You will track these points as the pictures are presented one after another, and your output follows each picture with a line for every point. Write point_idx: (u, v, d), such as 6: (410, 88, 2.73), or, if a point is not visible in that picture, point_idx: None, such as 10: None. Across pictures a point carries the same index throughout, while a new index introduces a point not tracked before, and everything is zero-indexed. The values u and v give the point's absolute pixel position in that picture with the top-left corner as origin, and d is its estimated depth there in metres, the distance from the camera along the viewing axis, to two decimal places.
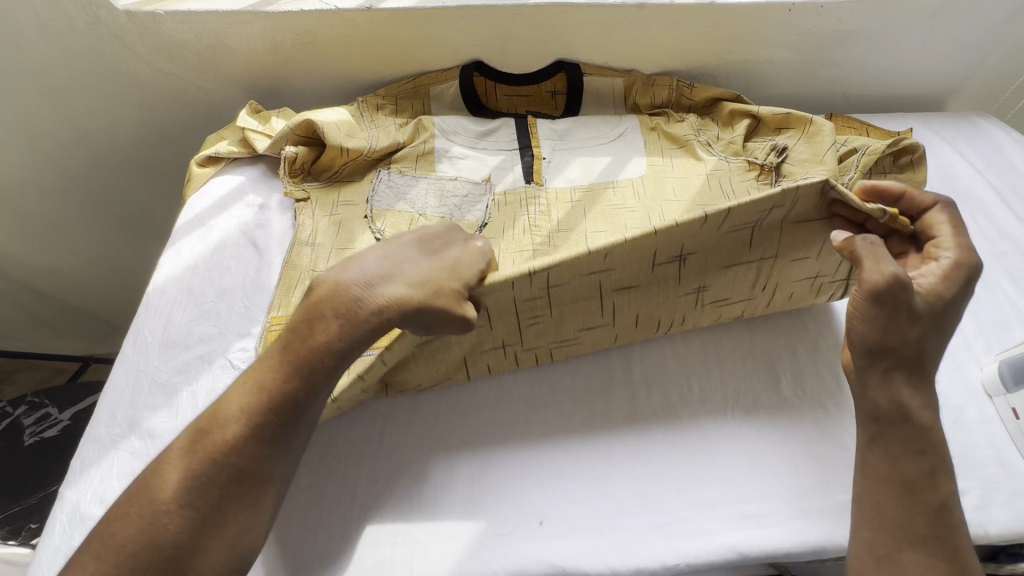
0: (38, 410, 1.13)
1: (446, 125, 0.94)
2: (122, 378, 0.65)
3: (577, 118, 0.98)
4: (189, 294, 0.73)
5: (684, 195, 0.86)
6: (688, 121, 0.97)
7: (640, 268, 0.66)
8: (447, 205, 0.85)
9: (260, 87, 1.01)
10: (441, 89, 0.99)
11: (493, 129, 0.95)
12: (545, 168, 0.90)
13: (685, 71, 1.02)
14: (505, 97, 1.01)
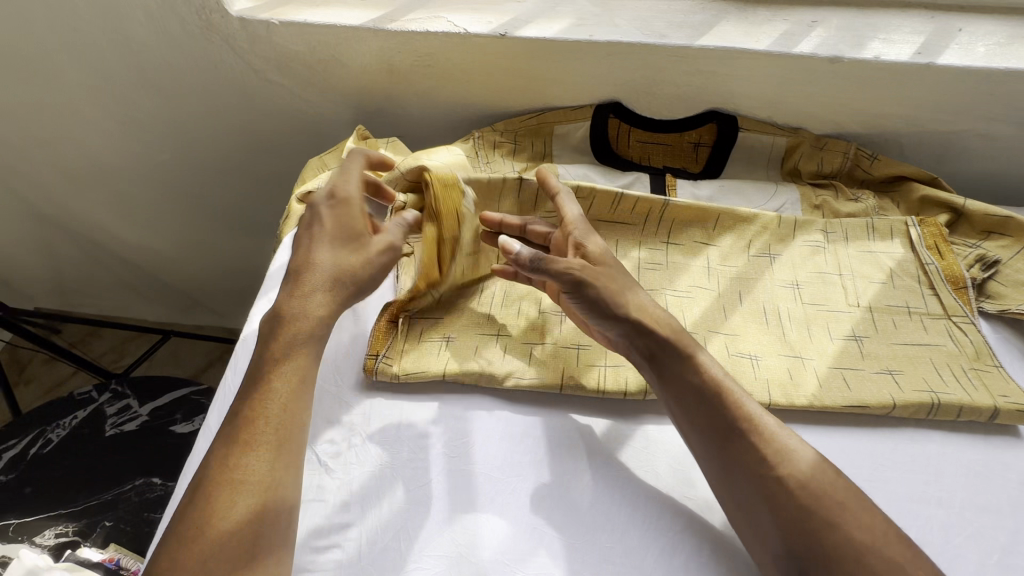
0: (121, 400, 1.14)
1: (571, 177, 0.82)
2: (203, 457, 0.60)
3: (725, 183, 0.83)
4: None
5: (853, 306, 0.71)
6: (865, 202, 0.80)
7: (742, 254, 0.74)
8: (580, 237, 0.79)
9: (368, 106, 0.92)
10: (568, 128, 0.86)
11: (627, 186, 0.83)
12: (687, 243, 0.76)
13: (866, 136, 0.84)
14: (639, 143, 0.86)
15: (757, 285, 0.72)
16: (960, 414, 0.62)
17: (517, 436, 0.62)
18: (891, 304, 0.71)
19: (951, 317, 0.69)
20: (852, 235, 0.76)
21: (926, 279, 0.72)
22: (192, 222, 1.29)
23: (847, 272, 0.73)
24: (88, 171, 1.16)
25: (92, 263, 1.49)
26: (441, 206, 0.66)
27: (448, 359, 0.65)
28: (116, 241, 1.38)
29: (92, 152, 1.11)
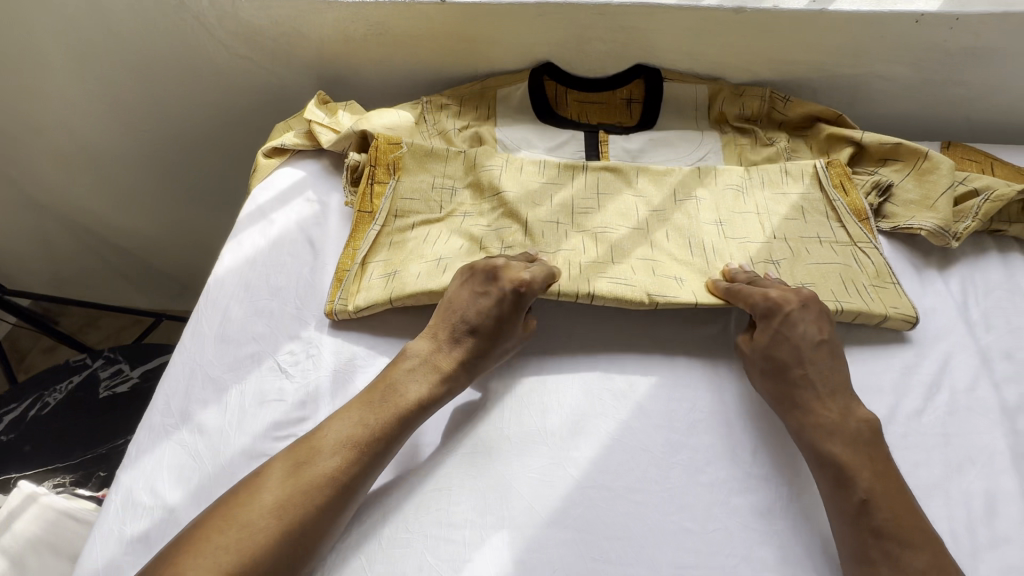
0: (112, 365, 1.22)
1: (511, 136, 0.91)
2: (178, 368, 0.67)
3: (653, 137, 0.90)
4: (246, 288, 0.74)
5: (770, 240, 0.76)
6: (777, 146, 0.88)
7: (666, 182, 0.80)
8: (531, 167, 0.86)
9: (330, 75, 1.00)
10: (510, 92, 0.94)
11: (562, 143, 0.90)
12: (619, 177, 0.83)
13: (781, 82, 0.92)
14: (574, 103, 0.95)
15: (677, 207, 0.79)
16: (858, 319, 0.68)
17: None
18: (805, 236, 0.77)
19: (858, 244, 0.76)
20: (767, 180, 0.81)
21: (834, 214, 0.78)
22: (179, 203, 1.38)
23: (764, 211, 0.79)
24: (80, 156, 1.25)
25: (84, 253, 1.56)
26: (379, 155, 0.81)
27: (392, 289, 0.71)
28: (109, 226, 1.47)
29: (83, 136, 1.20)
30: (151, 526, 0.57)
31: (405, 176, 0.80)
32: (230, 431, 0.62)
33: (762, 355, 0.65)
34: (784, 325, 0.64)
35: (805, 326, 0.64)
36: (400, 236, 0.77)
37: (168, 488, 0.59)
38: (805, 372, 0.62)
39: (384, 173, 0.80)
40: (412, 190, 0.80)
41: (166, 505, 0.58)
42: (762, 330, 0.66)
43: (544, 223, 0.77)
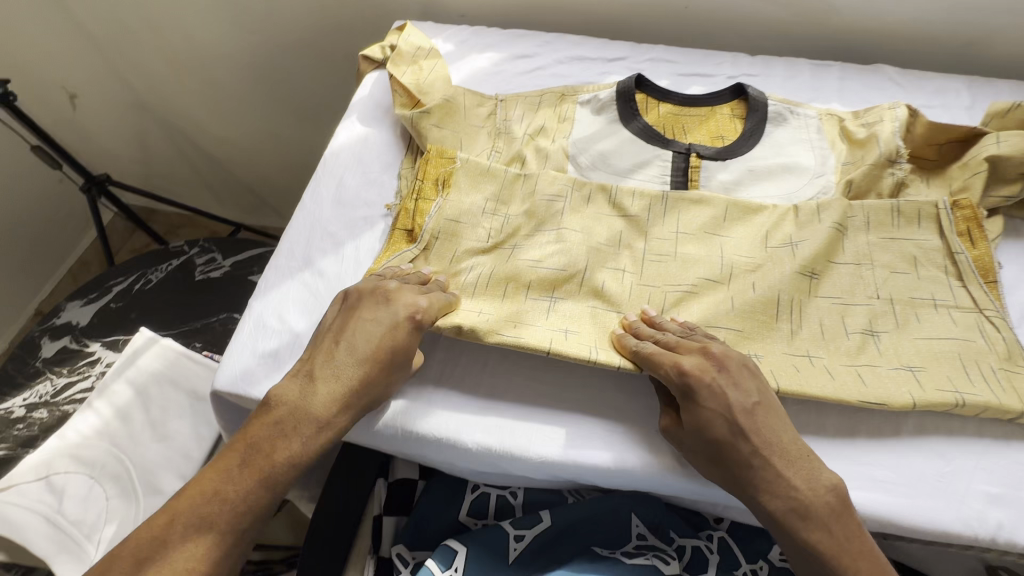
0: (207, 254, 1.31)
1: (592, 139, 0.79)
2: (300, 222, 0.74)
3: (753, 166, 0.76)
4: (359, 161, 0.80)
5: (872, 297, 0.66)
6: (892, 142, 0.74)
7: (744, 126, 0.80)
8: (610, 171, 0.77)
9: None
10: (591, 96, 0.84)
11: (643, 163, 0.77)
12: (701, 168, 0.76)
13: (897, 16, 0.88)
14: (668, 114, 0.83)
15: (750, 147, 0.78)
16: (985, 415, 0.58)
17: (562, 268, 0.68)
18: (915, 293, 0.66)
19: (982, 311, 0.64)
20: (874, 221, 0.69)
21: (954, 269, 0.67)
22: (268, 114, 1.45)
23: (866, 262, 0.68)
24: (187, 57, 1.33)
25: (176, 160, 1.67)
26: (430, 172, 0.74)
27: (498, 201, 0.72)
28: (201, 133, 1.55)
29: (193, 35, 1.27)
30: (280, 345, 0.64)
31: (452, 195, 0.72)
32: (348, 278, 0.69)
33: (695, 440, 0.56)
34: (711, 403, 0.55)
35: (731, 395, 0.56)
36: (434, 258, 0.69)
37: (294, 317, 0.66)
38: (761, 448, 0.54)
39: (432, 188, 0.73)
40: (474, 201, 0.72)
41: (292, 330, 0.65)
42: (688, 414, 0.56)
43: (609, 270, 0.69)
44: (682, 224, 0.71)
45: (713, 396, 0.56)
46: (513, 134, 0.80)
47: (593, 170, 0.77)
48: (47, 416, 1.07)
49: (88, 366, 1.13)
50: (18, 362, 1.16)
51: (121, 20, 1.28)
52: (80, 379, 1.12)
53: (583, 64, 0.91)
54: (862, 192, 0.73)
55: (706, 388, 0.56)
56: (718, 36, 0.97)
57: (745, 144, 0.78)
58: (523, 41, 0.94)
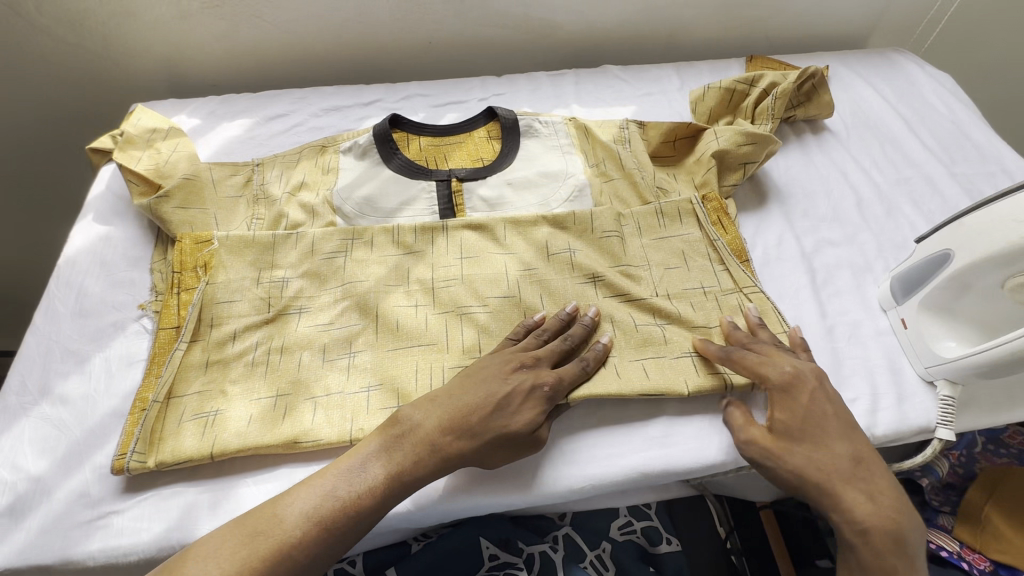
0: None
1: (355, 185, 0.80)
2: (32, 348, 0.65)
3: (511, 179, 0.81)
4: (101, 263, 0.72)
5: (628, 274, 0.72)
6: (642, 154, 0.84)
7: (500, 144, 0.86)
8: (381, 214, 0.78)
9: (171, 59, 0.98)
10: (350, 143, 0.84)
11: (410, 199, 0.79)
12: (465, 192, 0.80)
13: (608, 23, 1.01)
14: (430, 146, 0.86)
15: (508, 163, 0.83)
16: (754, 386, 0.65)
17: (348, 322, 0.68)
18: (685, 285, 0.73)
19: (743, 289, 0.72)
20: (644, 225, 0.77)
21: (716, 256, 0.75)
22: None
23: (643, 263, 0.75)
24: None
25: None
26: (189, 261, 0.70)
27: (261, 268, 0.70)
28: None
29: None
30: (15, 497, 0.55)
31: (218, 279, 0.68)
32: (98, 396, 0.61)
33: (785, 442, 0.58)
34: (812, 406, 0.58)
35: (820, 404, 0.59)
36: (208, 345, 0.64)
37: (31, 460, 0.57)
38: (836, 458, 0.56)
39: (193, 277, 0.69)
40: (246, 278, 0.69)
41: (29, 476, 0.56)
42: (780, 413, 0.59)
43: (388, 310, 0.69)
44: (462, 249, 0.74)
45: (814, 397, 0.58)
46: (272, 196, 0.78)
47: (364, 217, 0.77)
48: None
49: None
50: None
51: None
52: None
53: (340, 112, 0.92)
54: (628, 201, 0.81)
55: (809, 386, 0.59)
56: (468, 62, 1.04)
57: (503, 162, 0.83)
58: (277, 100, 0.93)
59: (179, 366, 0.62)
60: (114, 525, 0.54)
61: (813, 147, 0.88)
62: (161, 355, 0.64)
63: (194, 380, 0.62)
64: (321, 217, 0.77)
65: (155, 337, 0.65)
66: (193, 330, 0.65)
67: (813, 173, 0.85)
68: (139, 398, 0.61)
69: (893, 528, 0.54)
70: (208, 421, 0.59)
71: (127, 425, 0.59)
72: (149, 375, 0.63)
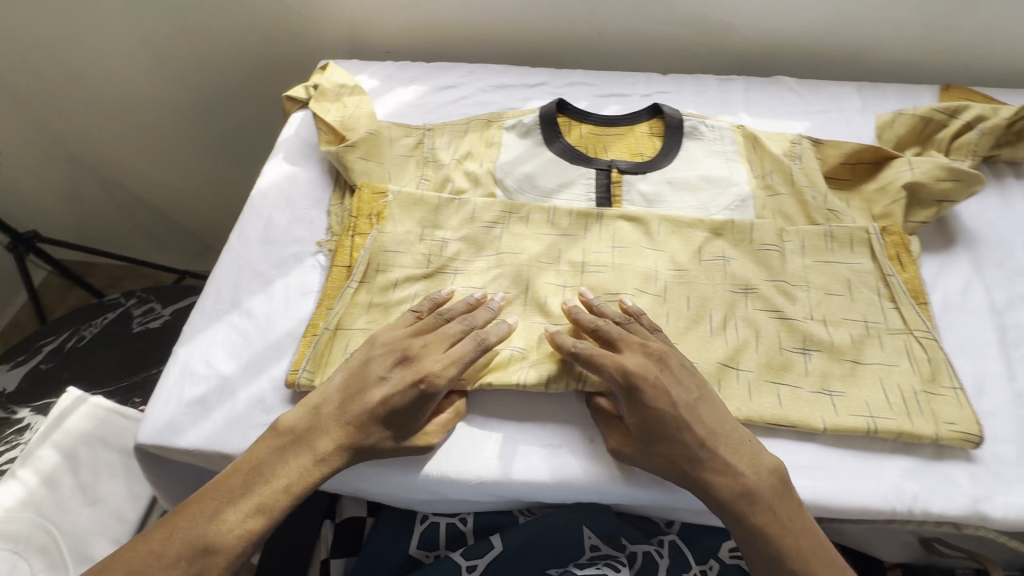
0: (145, 304, 1.27)
1: (517, 162, 0.82)
2: (227, 263, 0.73)
3: (671, 179, 0.80)
4: (287, 199, 0.80)
5: (790, 294, 0.69)
6: (816, 172, 0.79)
7: (662, 142, 0.85)
8: (538, 194, 0.80)
9: (358, 23, 1.05)
10: (515, 121, 0.87)
11: (569, 183, 0.80)
12: (624, 184, 0.79)
13: (790, 32, 0.96)
14: (590, 135, 0.87)
15: (669, 162, 0.82)
16: (900, 439, 0.59)
17: (498, 292, 0.69)
18: (846, 317, 0.67)
19: (913, 332, 0.65)
20: (809, 245, 0.72)
21: (886, 291, 0.68)
22: (203, 157, 1.42)
23: (802, 284, 0.69)
24: (115, 104, 1.31)
25: (112, 210, 1.62)
26: (364, 209, 0.74)
27: (426, 227, 0.73)
28: (138, 181, 1.52)
29: (120, 83, 1.25)
30: (207, 390, 0.62)
31: (388, 228, 0.72)
32: (277, 316, 0.68)
33: (645, 441, 0.57)
34: (655, 401, 0.57)
35: (679, 389, 0.58)
36: (373, 288, 0.69)
37: (221, 361, 0.64)
38: (685, 447, 0.56)
39: (367, 224, 0.73)
40: (410, 232, 0.73)
41: (219, 374, 0.63)
42: (635, 413, 0.57)
43: (541, 287, 0.70)
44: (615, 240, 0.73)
45: (673, 400, 0.57)
46: (440, 162, 0.82)
47: (522, 194, 0.79)
48: None
49: (16, 434, 1.07)
50: None
51: (42, 74, 1.26)
52: (5, 449, 1.05)
53: (506, 91, 0.95)
54: (794, 220, 0.76)
55: (661, 383, 0.57)
56: (632, 57, 1.03)
57: (664, 160, 0.82)
58: (449, 72, 0.97)
59: (348, 303, 0.67)
60: None
61: (1015, 193, 0.79)
62: (331, 291, 0.69)
63: (359, 317, 0.67)
64: (483, 190, 0.80)
65: (329, 273, 0.71)
66: (362, 273, 0.69)
67: (1014, 221, 0.76)
68: (311, 325, 0.66)
69: (767, 491, 0.55)
70: None
71: (301, 346, 0.65)
72: (321, 306, 0.68)
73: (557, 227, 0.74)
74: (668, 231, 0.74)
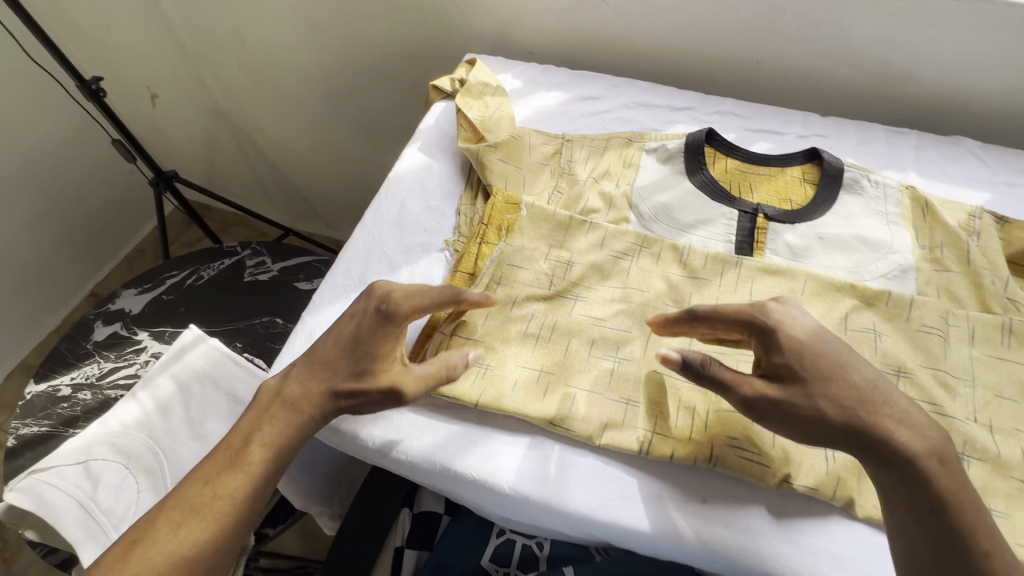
0: (258, 256, 1.34)
1: (655, 189, 0.79)
2: (359, 241, 0.75)
3: (823, 234, 0.74)
4: (421, 189, 0.81)
5: (951, 388, 0.61)
6: (998, 253, 0.70)
7: (815, 192, 0.78)
8: (672, 226, 0.76)
9: (507, 21, 1.05)
10: (657, 144, 0.84)
11: (707, 220, 0.76)
12: (769, 232, 0.74)
13: (981, 89, 0.86)
14: (736, 171, 0.82)
15: (820, 215, 0.76)
16: None
17: (620, 325, 0.66)
18: (1016, 426, 0.59)
19: None
20: (979, 334, 0.64)
21: None
22: (330, 127, 1.49)
23: (966, 377, 0.62)
24: (264, 67, 1.40)
25: (238, 161, 1.75)
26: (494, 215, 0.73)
27: (554, 243, 0.71)
28: (267, 139, 1.62)
29: (274, 48, 1.33)
30: None
31: (517, 241, 0.71)
32: None
33: (788, 384, 0.52)
34: (795, 344, 0.52)
35: (801, 325, 0.54)
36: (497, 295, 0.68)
37: None
38: (852, 390, 0.51)
39: (495, 234, 0.72)
40: (539, 245, 0.71)
41: None
42: (780, 356, 0.53)
43: (668, 326, 0.66)
44: (756, 292, 0.68)
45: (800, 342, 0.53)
46: (575, 176, 0.80)
47: (655, 222, 0.76)
48: (89, 398, 1.13)
49: (134, 353, 1.19)
50: (71, 342, 1.21)
51: (209, 31, 1.37)
52: (124, 365, 1.18)
53: (650, 110, 0.91)
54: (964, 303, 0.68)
55: (786, 329, 0.53)
56: (786, 92, 0.97)
57: (815, 212, 0.76)
58: (592, 83, 0.95)
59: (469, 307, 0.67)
60: (393, 422, 0.60)
61: None
62: None
63: (479, 322, 0.66)
64: (616, 212, 0.77)
65: (453, 272, 0.70)
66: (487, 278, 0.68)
67: None
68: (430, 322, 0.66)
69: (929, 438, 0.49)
70: (484, 366, 0.63)
71: None
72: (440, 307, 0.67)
73: (691, 266, 0.70)
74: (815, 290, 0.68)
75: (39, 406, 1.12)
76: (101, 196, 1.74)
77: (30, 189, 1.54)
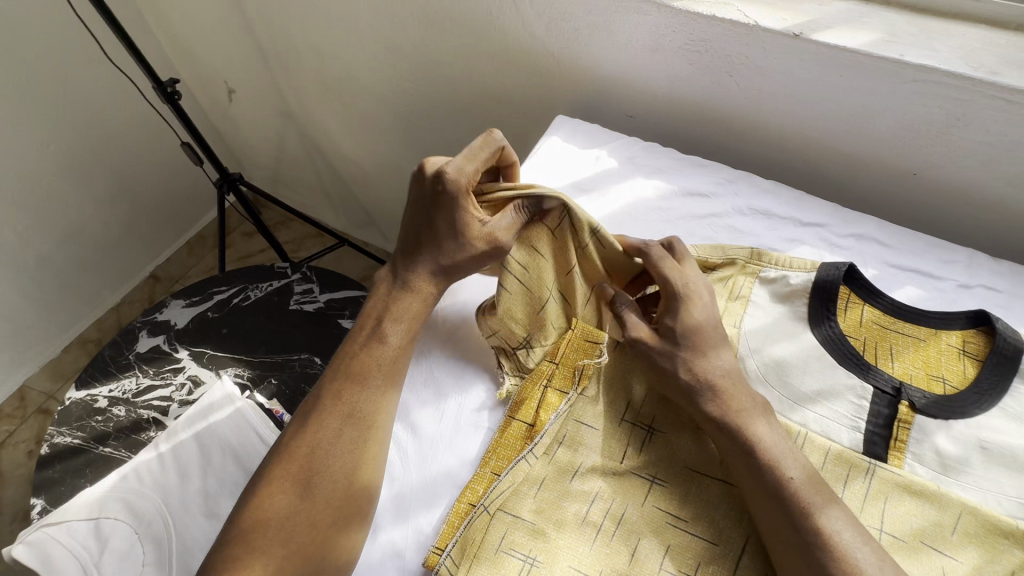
0: (306, 283, 1.28)
1: (766, 339, 0.65)
2: None
3: (988, 442, 0.57)
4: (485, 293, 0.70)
5: None
6: None
7: (984, 374, 0.60)
8: (782, 395, 0.62)
9: (610, 81, 0.91)
10: (775, 273, 0.68)
11: (829, 395, 0.61)
12: (913, 428, 0.58)
13: None
14: (875, 324, 0.65)
15: (987, 412, 0.58)
16: None
17: (706, 534, 0.52)
18: None
19: None
20: None
21: None
22: (399, 150, 1.40)
23: None
24: (340, 83, 1.32)
25: (305, 166, 1.70)
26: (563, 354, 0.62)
27: (639, 404, 0.59)
28: (335, 150, 1.56)
29: (352, 67, 1.25)
30: None
31: (589, 394, 0.60)
32: (441, 448, 0.59)
33: (667, 345, 0.56)
34: (687, 315, 0.57)
35: (705, 308, 0.58)
36: (555, 462, 0.56)
37: None
38: (717, 366, 0.55)
39: (565, 378, 0.60)
40: (614, 401, 0.59)
41: None
42: (672, 321, 0.57)
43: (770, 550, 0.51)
44: (889, 520, 0.53)
45: (697, 325, 0.56)
46: None
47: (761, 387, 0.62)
48: (123, 415, 1.11)
49: (171, 373, 1.16)
50: (115, 350, 1.20)
51: (289, 39, 1.30)
52: (160, 384, 1.15)
53: (770, 221, 0.75)
54: None
55: (693, 308, 0.57)
56: (943, 213, 0.79)
57: (980, 406, 0.58)
58: (702, 174, 0.80)
59: (525, 473, 0.56)
60: None
61: None
62: (502, 446, 0.57)
63: (528, 497, 0.55)
64: None
65: (508, 417, 0.59)
66: (544, 439, 0.57)
67: None
68: (472, 488, 0.55)
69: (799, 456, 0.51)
70: (530, 561, 0.52)
71: (459, 504, 0.55)
72: (487, 464, 0.57)
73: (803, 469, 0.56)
74: (973, 532, 0.52)
75: (75, 415, 1.11)
76: (170, 183, 1.73)
77: (103, 174, 1.53)
